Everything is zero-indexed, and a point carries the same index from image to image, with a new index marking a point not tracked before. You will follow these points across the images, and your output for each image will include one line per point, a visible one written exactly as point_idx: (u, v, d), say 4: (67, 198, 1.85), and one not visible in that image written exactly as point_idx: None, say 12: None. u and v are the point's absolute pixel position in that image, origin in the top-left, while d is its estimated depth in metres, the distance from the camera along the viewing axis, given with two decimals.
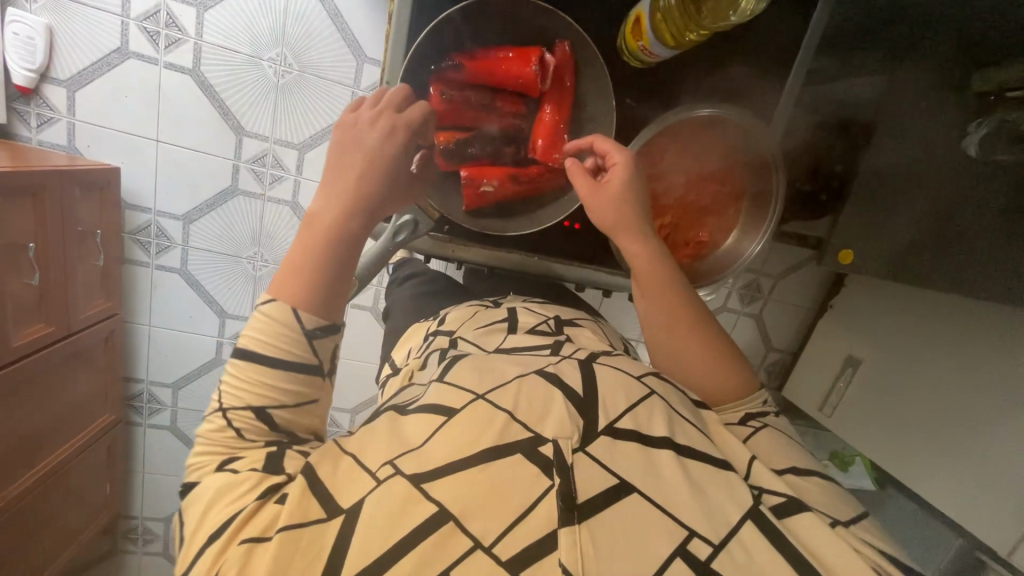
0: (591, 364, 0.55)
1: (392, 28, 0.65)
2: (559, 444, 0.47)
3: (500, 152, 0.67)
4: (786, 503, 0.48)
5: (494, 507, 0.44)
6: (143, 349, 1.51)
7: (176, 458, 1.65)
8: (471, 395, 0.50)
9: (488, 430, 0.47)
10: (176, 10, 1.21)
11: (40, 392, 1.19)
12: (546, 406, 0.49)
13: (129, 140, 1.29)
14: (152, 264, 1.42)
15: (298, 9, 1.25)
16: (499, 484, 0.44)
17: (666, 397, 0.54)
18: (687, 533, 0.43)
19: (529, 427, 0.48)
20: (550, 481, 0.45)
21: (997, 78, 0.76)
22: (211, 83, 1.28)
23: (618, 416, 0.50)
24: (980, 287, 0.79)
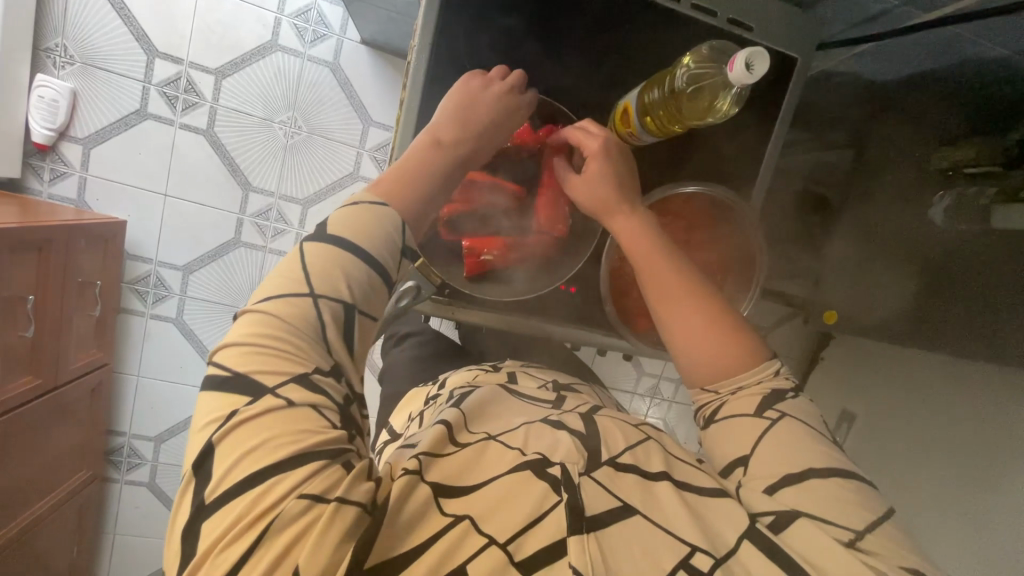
0: (592, 416, 0.56)
1: (402, 113, 0.71)
2: (568, 466, 0.47)
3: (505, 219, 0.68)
4: (778, 519, 0.46)
5: (503, 506, 0.43)
6: (130, 400, 1.47)
7: (151, 517, 1.56)
8: (484, 435, 0.50)
9: (502, 458, 0.47)
10: (197, 77, 1.30)
11: (18, 449, 1.14)
12: (555, 442, 0.50)
13: (138, 194, 1.34)
14: (147, 313, 1.42)
15: (312, 79, 1.35)
16: (511, 492, 0.44)
17: (661, 439, 0.56)
18: (688, 548, 0.43)
19: (540, 451, 0.48)
20: (558, 497, 0.44)
21: (951, 157, 0.82)
22: (223, 143, 1.34)
23: (618, 452, 0.51)
24: (964, 346, 0.81)
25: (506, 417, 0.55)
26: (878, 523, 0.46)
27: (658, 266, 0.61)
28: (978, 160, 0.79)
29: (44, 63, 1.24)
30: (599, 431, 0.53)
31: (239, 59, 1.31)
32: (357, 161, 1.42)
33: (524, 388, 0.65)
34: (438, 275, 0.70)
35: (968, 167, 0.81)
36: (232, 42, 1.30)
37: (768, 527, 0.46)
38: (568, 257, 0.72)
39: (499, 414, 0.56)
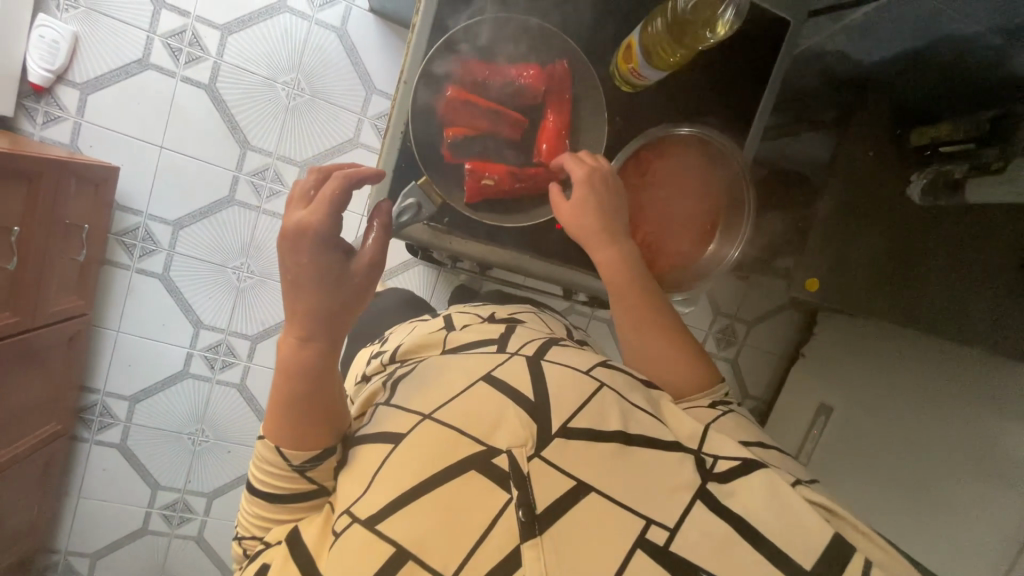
0: (538, 362, 0.58)
1: (417, 20, 0.61)
2: (514, 453, 0.50)
3: (505, 149, 0.66)
4: (742, 466, 0.52)
5: (450, 528, 0.47)
6: (108, 356, 1.44)
7: (119, 481, 1.51)
8: (420, 415, 0.53)
9: (442, 447, 0.50)
10: (202, 32, 1.31)
11: None
12: (499, 415, 0.52)
13: (133, 143, 1.32)
14: (133, 267, 1.39)
15: (317, 43, 1.36)
16: (461, 510, 0.48)
17: (615, 381, 0.57)
18: (644, 523, 0.48)
19: (482, 441, 0.51)
20: (509, 495, 0.48)
21: (931, 134, 0.89)
22: (224, 98, 1.34)
23: (568, 415, 0.53)
24: (943, 325, 0.88)
25: (450, 382, 0.56)
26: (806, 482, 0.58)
27: (623, 281, 0.65)
28: (955, 137, 0.86)
29: (47, 5, 1.23)
30: (549, 395, 0.54)
31: (245, 17, 1.32)
32: (358, 127, 1.43)
33: (474, 332, 0.72)
34: (438, 197, 0.64)
35: (944, 144, 0.88)
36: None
37: (721, 477, 0.52)
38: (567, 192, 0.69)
39: (444, 374, 0.58)
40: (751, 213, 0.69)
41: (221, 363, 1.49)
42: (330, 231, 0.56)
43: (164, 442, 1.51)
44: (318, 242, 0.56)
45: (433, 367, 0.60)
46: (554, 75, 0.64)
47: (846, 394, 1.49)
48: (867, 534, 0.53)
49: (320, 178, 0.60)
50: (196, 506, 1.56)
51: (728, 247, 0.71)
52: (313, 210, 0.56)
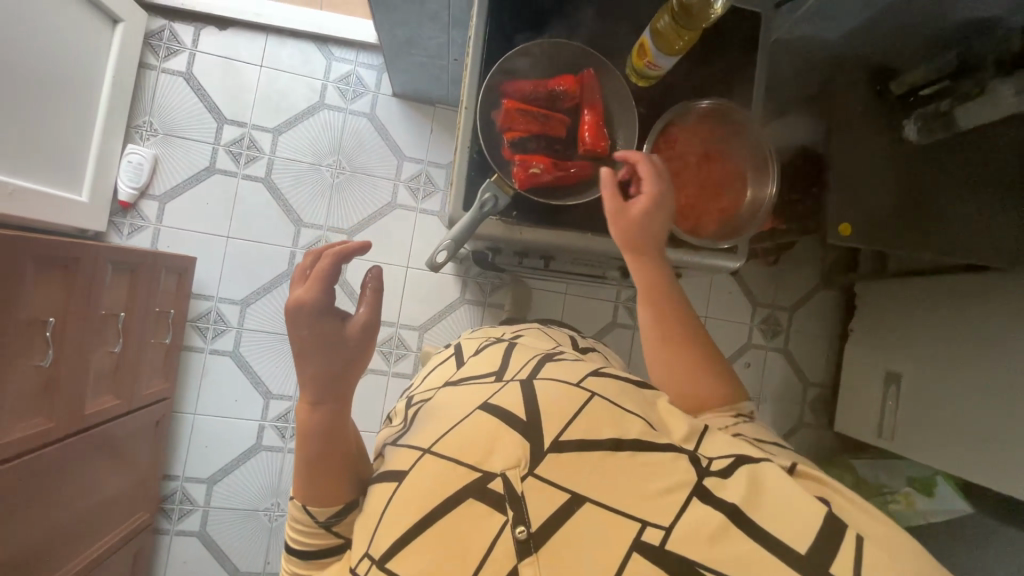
0: (530, 385, 0.62)
1: (468, 62, 0.77)
2: (507, 477, 0.53)
3: (552, 148, 0.76)
4: (732, 463, 0.55)
5: (452, 554, 0.50)
6: (186, 439, 1.49)
7: (198, 573, 1.49)
8: (421, 451, 0.58)
9: (442, 480, 0.54)
10: (258, 136, 1.54)
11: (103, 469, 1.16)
12: (489, 443, 0.56)
13: (206, 238, 1.50)
14: (207, 349, 1.50)
15: (353, 128, 1.58)
16: (463, 536, 0.51)
17: (605, 394, 0.60)
18: (639, 526, 0.50)
19: (475, 467, 0.54)
20: (504, 516, 0.51)
21: (909, 80, 0.99)
22: (279, 186, 1.54)
23: (559, 432, 0.55)
24: (972, 242, 0.97)
25: (451, 417, 0.60)
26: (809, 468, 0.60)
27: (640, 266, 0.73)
28: (931, 79, 0.96)
29: (134, 137, 1.48)
30: (540, 414, 0.57)
31: (290, 119, 1.56)
32: (394, 191, 1.60)
33: (477, 365, 0.76)
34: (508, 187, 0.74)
35: (922, 88, 0.98)
36: (288, 105, 1.56)
37: (718, 473, 0.54)
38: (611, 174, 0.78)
39: (448, 412, 0.62)
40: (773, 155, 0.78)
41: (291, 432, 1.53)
42: (325, 301, 0.63)
43: (242, 522, 1.51)
44: (316, 317, 0.63)
45: (435, 413, 0.65)
46: (587, 78, 0.76)
47: (909, 357, 1.49)
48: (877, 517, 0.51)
49: (314, 256, 0.67)
50: None
51: (766, 188, 0.79)
52: (309, 287, 0.63)
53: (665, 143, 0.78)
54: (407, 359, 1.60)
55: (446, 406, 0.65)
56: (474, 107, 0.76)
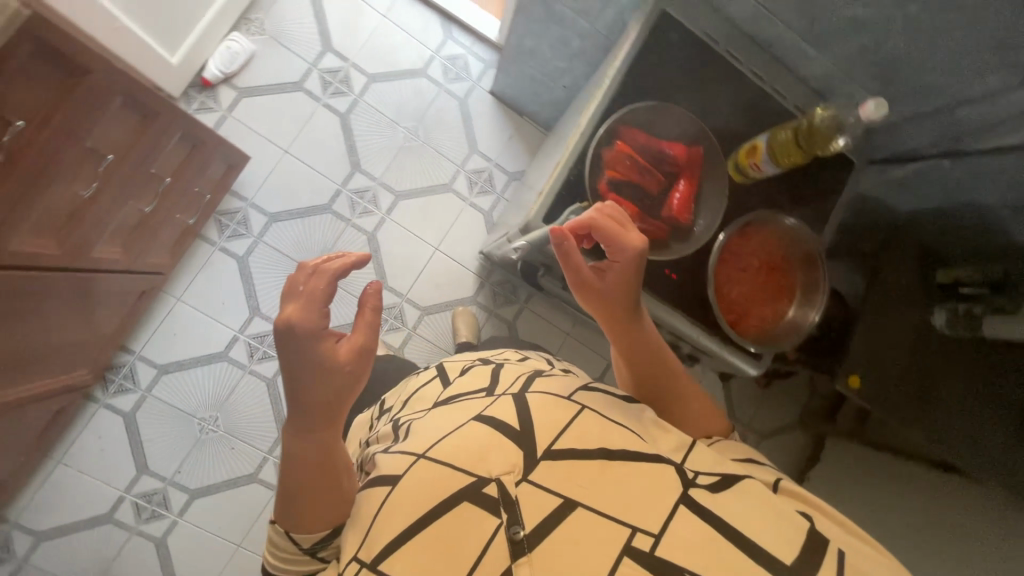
0: (524, 394, 0.65)
1: (601, 96, 0.82)
2: (503, 483, 0.55)
3: (643, 201, 0.82)
4: (720, 481, 0.57)
5: (446, 555, 0.53)
6: (159, 320, 1.46)
7: (109, 455, 1.43)
8: (414, 455, 0.61)
9: (436, 483, 0.56)
10: (354, 75, 1.58)
11: (74, 316, 1.13)
12: (485, 449, 0.58)
13: (264, 143, 1.51)
14: (217, 245, 1.49)
15: (441, 105, 1.63)
16: (455, 539, 0.53)
17: (599, 408, 0.63)
18: (630, 531, 0.52)
19: (473, 472, 0.56)
20: (499, 519, 0.53)
21: (955, 275, 1.02)
22: (351, 127, 1.57)
23: (553, 440, 0.58)
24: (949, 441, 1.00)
25: (446, 427, 0.63)
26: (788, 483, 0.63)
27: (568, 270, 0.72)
28: (975, 281, 0.98)
29: (243, 27, 1.51)
30: (532, 426, 0.59)
31: (390, 72, 1.61)
32: (454, 175, 1.64)
33: (457, 383, 0.79)
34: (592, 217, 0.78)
35: (966, 287, 0.99)
36: (392, 59, 1.61)
37: (707, 484, 0.56)
38: (685, 243, 0.82)
39: (440, 422, 0.65)
40: (825, 285, 0.83)
41: (261, 354, 1.51)
42: (318, 326, 0.63)
43: (173, 422, 1.46)
44: (299, 331, 0.62)
45: (425, 423, 0.67)
46: (699, 151, 0.82)
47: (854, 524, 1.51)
48: (845, 526, 0.56)
49: (307, 267, 0.65)
50: (175, 501, 1.45)
51: (810, 312, 0.84)
52: (301, 307, 0.62)
53: (736, 241, 0.82)
54: (397, 333, 1.59)
55: (434, 416, 0.67)
56: (592, 138, 0.79)
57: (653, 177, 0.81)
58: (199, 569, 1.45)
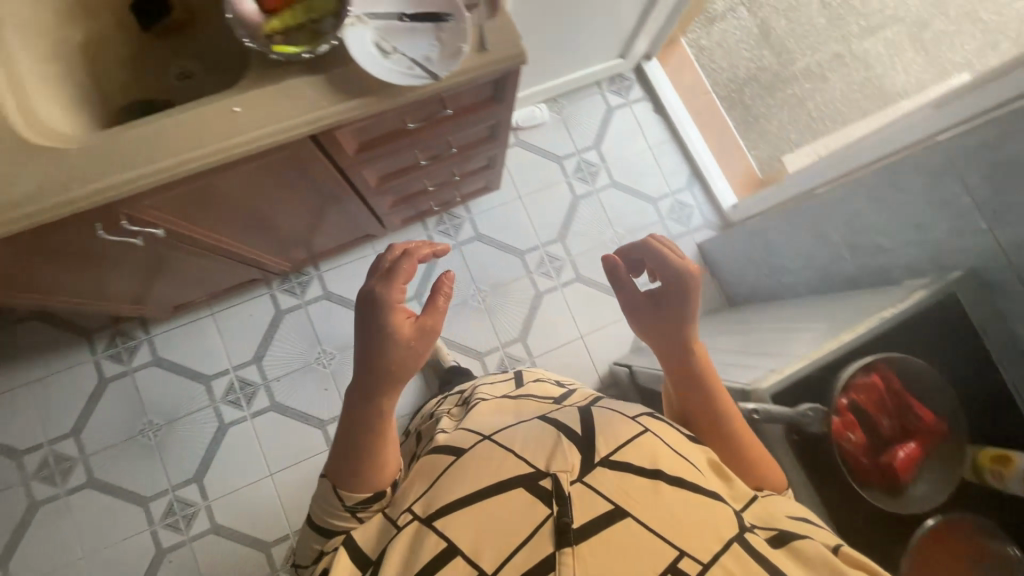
0: (590, 408, 0.67)
1: (865, 327, 0.89)
2: (559, 478, 0.56)
3: (875, 438, 0.84)
4: (777, 539, 0.55)
5: (497, 529, 0.54)
6: (351, 258, 1.69)
7: (244, 333, 1.60)
8: (480, 436, 0.66)
9: (498, 462, 0.60)
10: (602, 174, 1.84)
11: (326, 227, 1.35)
12: (547, 445, 0.60)
13: (509, 184, 1.79)
14: (427, 232, 1.73)
15: (654, 232, 1.82)
16: (507, 517, 0.55)
17: (659, 433, 0.64)
18: (677, 554, 0.51)
19: (531, 464, 0.59)
20: (550, 509, 0.54)
21: None
22: (577, 209, 1.80)
23: (615, 448, 0.59)
24: None
25: (503, 420, 0.69)
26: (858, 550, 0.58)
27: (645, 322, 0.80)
28: None
29: (548, 101, 1.85)
30: (595, 432, 0.61)
31: (629, 187, 1.84)
32: None
33: (527, 399, 0.83)
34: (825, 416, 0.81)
35: None
36: (637, 179, 1.85)
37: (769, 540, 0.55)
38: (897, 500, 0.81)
39: (505, 414, 0.73)
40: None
41: None
42: (392, 298, 0.70)
43: (304, 339, 1.62)
44: (380, 301, 0.70)
45: (493, 413, 0.75)
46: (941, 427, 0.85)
47: None
48: None
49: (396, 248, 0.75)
50: (259, 401, 1.57)
51: None
52: (381, 280, 0.71)
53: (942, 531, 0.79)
54: None
55: (507, 409, 0.77)
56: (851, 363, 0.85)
57: (892, 423, 0.85)
58: (234, 468, 1.52)
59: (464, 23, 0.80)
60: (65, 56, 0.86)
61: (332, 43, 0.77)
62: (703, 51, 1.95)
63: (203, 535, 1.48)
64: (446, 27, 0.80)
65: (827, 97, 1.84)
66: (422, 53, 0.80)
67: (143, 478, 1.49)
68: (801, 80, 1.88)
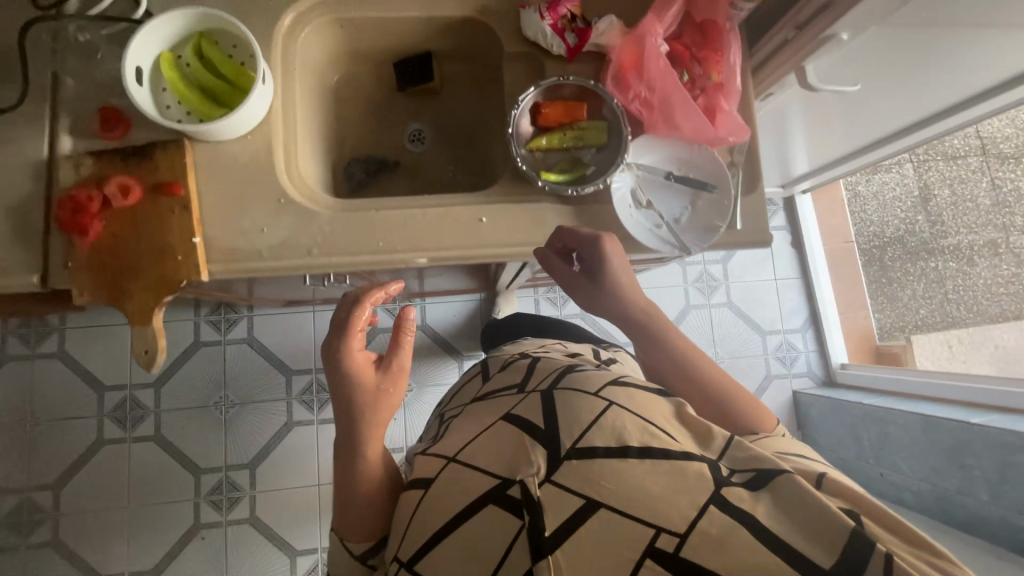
0: (550, 396, 0.55)
1: None
2: (527, 484, 0.47)
3: None
4: (756, 477, 0.45)
5: (472, 558, 0.47)
6: (457, 298, 1.67)
7: None
8: (443, 458, 0.57)
9: (460, 484, 0.52)
10: (720, 290, 1.78)
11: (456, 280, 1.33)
12: (508, 452, 0.51)
13: None
14: (536, 295, 1.71)
15: (754, 365, 1.74)
16: (483, 541, 0.47)
17: (626, 401, 0.51)
18: (653, 532, 0.43)
19: (496, 473, 0.50)
20: (520, 523, 0.46)
21: None
22: (686, 316, 1.75)
23: (576, 439, 0.49)
24: None
25: (468, 432, 0.59)
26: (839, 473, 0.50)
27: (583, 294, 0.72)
28: None
29: None
30: (556, 411, 0.52)
31: (744, 312, 1.78)
32: None
33: (493, 399, 0.64)
34: None
35: None
36: (754, 307, 1.78)
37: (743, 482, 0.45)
38: None
39: (473, 422, 0.61)
40: None
41: None
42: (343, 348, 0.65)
43: None
44: (331, 349, 0.66)
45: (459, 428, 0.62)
46: None
47: None
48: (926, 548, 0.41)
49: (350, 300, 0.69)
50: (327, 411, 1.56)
51: None
52: (338, 339, 0.66)
53: None
54: None
55: (473, 416, 0.63)
56: None
57: None
58: (286, 466, 1.52)
59: (728, 201, 0.77)
60: (325, 97, 0.88)
61: (599, 185, 0.75)
62: (858, 197, 1.75)
63: (240, 519, 1.48)
64: (705, 197, 0.78)
65: (968, 285, 1.53)
66: (674, 215, 0.78)
67: (202, 446, 1.50)
68: (947, 255, 1.59)
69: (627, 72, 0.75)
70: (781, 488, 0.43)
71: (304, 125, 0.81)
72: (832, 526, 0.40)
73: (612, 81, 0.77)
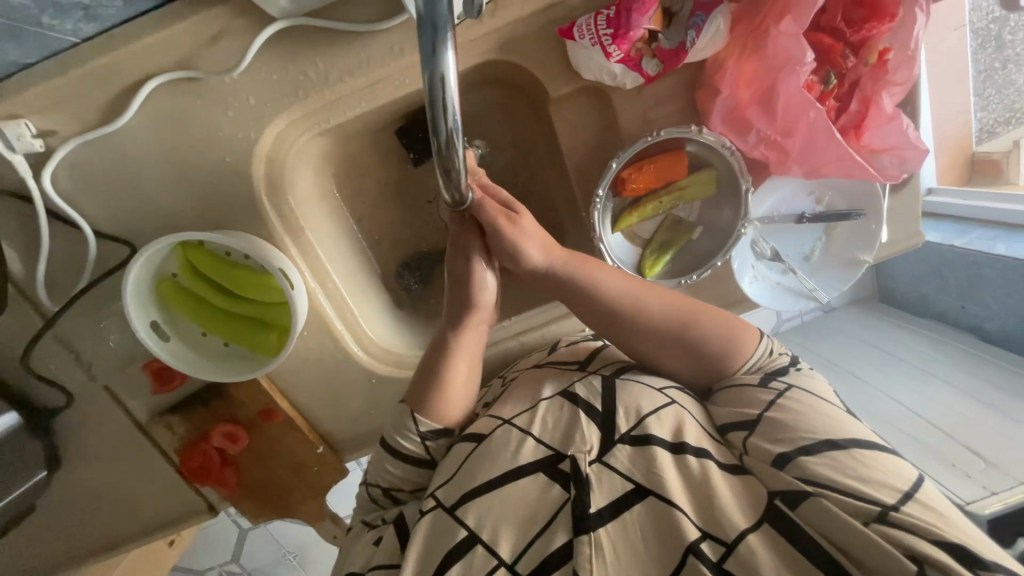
0: (618, 379, 0.44)
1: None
2: (577, 460, 0.39)
3: None
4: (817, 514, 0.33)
5: (507, 512, 0.39)
6: None
7: None
8: (498, 419, 0.45)
9: (505, 453, 0.42)
10: None
11: None
12: (568, 420, 0.42)
13: None
14: None
15: None
16: (524, 505, 0.39)
17: (687, 408, 0.42)
18: (697, 533, 0.34)
19: (548, 444, 0.41)
20: (567, 494, 0.38)
21: None
22: None
23: (639, 417, 0.40)
24: None
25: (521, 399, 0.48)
26: (906, 486, 0.34)
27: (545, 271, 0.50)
28: None
29: None
30: (622, 389, 0.43)
31: None
32: None
33: (541, 371, 0.51)
34: None
35: None
36: None
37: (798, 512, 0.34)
38: None
39: (524, 389, 0.48)
40: None
41: None
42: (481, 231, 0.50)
43: None
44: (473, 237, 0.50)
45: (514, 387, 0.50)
46: None
47: None
48: None
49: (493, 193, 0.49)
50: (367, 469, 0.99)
51: None
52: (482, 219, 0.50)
53: None
54: None
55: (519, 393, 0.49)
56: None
57: None
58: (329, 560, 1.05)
59: (878, 226, 0.60)
60: (337, 214, 0.69)
61: (718, 264, 0.60)
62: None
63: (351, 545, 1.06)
64: (847, 223, 0.61)
65: None
66: (803, 253, 0.63)
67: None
68: None
69: (745, 108, 0.54)
70: (816, 521, 0.33)
71: (347, 277, 0.67)
72: (869, 560, 0.31)
73: (722, 116, 0.55)
